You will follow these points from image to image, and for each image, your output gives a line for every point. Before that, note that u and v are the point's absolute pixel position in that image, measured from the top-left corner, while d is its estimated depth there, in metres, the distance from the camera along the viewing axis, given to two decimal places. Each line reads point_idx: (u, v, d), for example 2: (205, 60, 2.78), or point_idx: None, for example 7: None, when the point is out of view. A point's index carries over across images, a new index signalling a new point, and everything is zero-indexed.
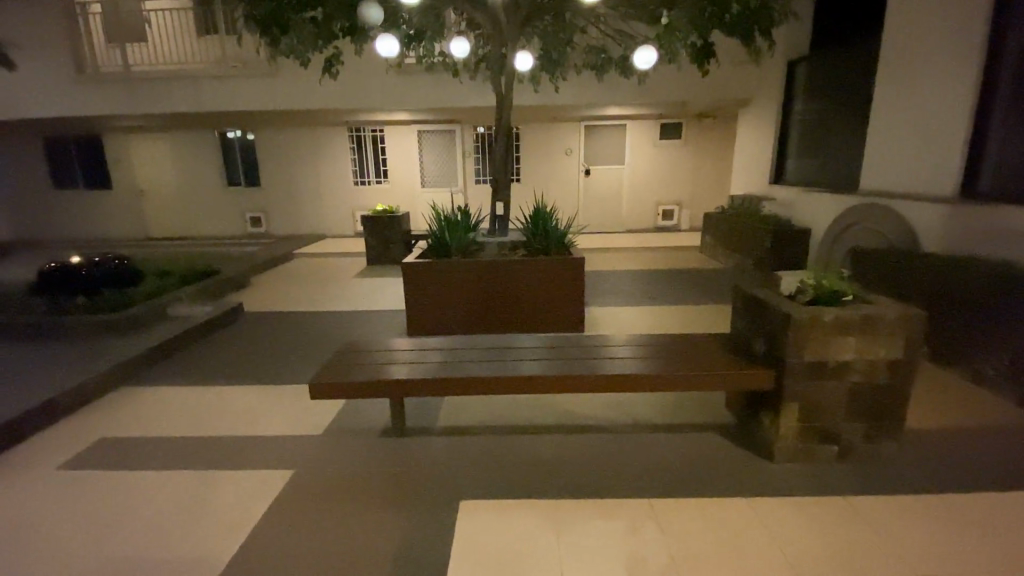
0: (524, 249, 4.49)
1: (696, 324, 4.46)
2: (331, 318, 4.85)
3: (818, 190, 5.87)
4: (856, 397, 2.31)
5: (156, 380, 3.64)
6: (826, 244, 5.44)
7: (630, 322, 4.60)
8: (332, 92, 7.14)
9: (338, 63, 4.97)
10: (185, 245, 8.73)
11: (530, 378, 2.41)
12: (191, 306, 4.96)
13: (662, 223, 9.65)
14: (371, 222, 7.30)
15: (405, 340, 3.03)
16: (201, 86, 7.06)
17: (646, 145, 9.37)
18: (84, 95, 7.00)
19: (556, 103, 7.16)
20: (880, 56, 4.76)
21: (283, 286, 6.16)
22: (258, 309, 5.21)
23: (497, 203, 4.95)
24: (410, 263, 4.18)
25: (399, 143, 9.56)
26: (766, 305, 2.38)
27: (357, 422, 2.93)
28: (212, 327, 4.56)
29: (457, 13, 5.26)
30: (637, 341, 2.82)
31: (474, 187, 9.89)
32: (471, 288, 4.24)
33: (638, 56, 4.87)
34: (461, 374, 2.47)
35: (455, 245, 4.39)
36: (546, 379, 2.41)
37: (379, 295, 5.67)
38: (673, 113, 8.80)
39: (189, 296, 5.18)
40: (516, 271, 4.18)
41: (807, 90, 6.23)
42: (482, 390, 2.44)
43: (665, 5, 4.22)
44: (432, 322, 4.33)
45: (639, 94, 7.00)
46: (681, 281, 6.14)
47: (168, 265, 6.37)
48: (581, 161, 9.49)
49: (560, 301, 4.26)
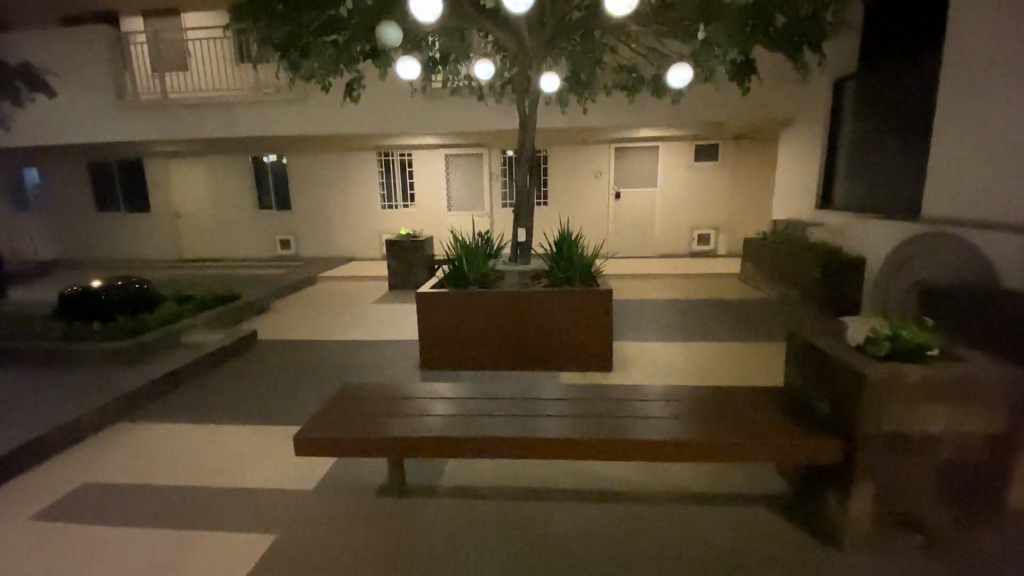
0: (548, 278, 4.19)
1: (739, 367, 4.01)
2: (344, 349, 4.64)
3: (872, 215, 5.35)
4: (947, 476, 1.87)
5: (158, 415, 3.48)
6: (886, 276, 4.91)
7: (663, 362, 4.17)
8: (358, 115, 7.11)
9: (360, 87, 4.85)
10: (212, 267, 8.81)
11: (547, 440, 2.07)
12: (207, 332, 4.87)
13: (697, 248, 9.19)
14: (394, 246, 7.17)
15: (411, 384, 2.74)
16: (234, 112, 7.18)
17: (679, 168, 9.01)
18: (121, 121, 7.15)
19: (586, 125, 6.91)
20: (944, 69, 4.30)
21: (300, 312, 6.02)
22: (273, 337, 5.07)
23: (519, 229, 4.66)
24: (424, 293, 3.93)
25: (427, 167, 9.55)
26: (833, 359, 1.98)
27: (355, 475, 2.64)
28: (225, 354, 4.45)
29: (482, 34, 5.13)
30: (671, 395, 2.44)
31: (501, 210, 9.69)
32: (489, 320, 3.94)
33: (673, 74, 4.56)
34: (471, 432, 2.14)
35: (472, 273, 4.13)
36: (567, 442, 2.06)
37: (398, 323, 5.46)
38: (709, 134, 8.42)
39: (205, 320, 5.10)
40: (539, 303, 3.87)
41: (857, 109, 5.76)
42: (495, 451, 2.11)
43: (703, 18, 3.90)
44: (446, 355, 4.04)
45: (673, 114, 6.68)
46: (719, 313, 5.70)
47: (192, 289, 6.36)
48: (612, 185, 9.18)
49: (587, 337, 3.90)
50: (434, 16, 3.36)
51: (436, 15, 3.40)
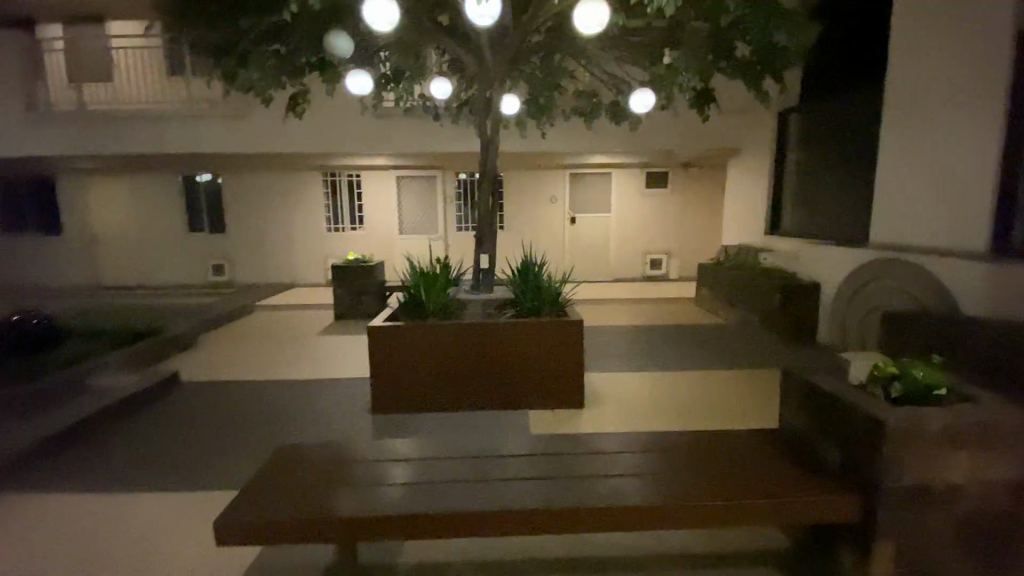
0: (515, 308, 3.91)
1: (710, 400, 3.87)
2: (287, 391, 4.14)
3: (823, 241, 5.49)
4: (969, 529, 1.73)
5: (50, 484, 2.87)
6: (840, 302, 5.00)
7: (632, 396, 3.97)
8: (302, 132, 6.66)
9: (305, 100, 4.46)
10: (133, 296, 7.91)
11: (537, 511, 1.75)
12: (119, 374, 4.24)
13: (650, 272, 9.24)
14: (342, 272, 6.70)
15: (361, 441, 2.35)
16: (162, 126, 6.54)
17: (633, 194, 9.09)
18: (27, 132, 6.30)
19: (543, 149, 6.82)
20: (886, 103, 4.50)
21: (234, 346, 5.40)
22: (202, 377, 4.47)
23: (482, 254, 4.37)
24: (378, 328, 3.53)
25: (376, 189, 9.15)
26: (846, 404, 1.84)
27: (297, 555, 2.21)
28: (141, 401, 3.89)
29: (438, 52, 4.91)
30: (664, 445, 2.20)
31: (455, 234, 9.40)
32: (451, 357, 3.60)
33: (636, 98, 4.53)
34: (446, 505, 1.78)
35: (432, 303, 3.78)
36: (560, 513, 1.75)
37: (346, 358, 4.99)
38: (660, 162, 8.58)
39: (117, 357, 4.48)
40: (505, 336, 3.58)
41: (801, 139, 5.98)
42: (478, 528, 1.76)
43: (669, 44, 3.88)
44: (403, 397, 3.64)
45: (629, 140, 6.70)
46: (681, 340, 5.63)
47: (106, 323, 5.59)
48: (567, 210, 9.13)
49: (557, 373, 3.64)
50: (389, 25, 3.07)
51: (393, 24, 3.12)
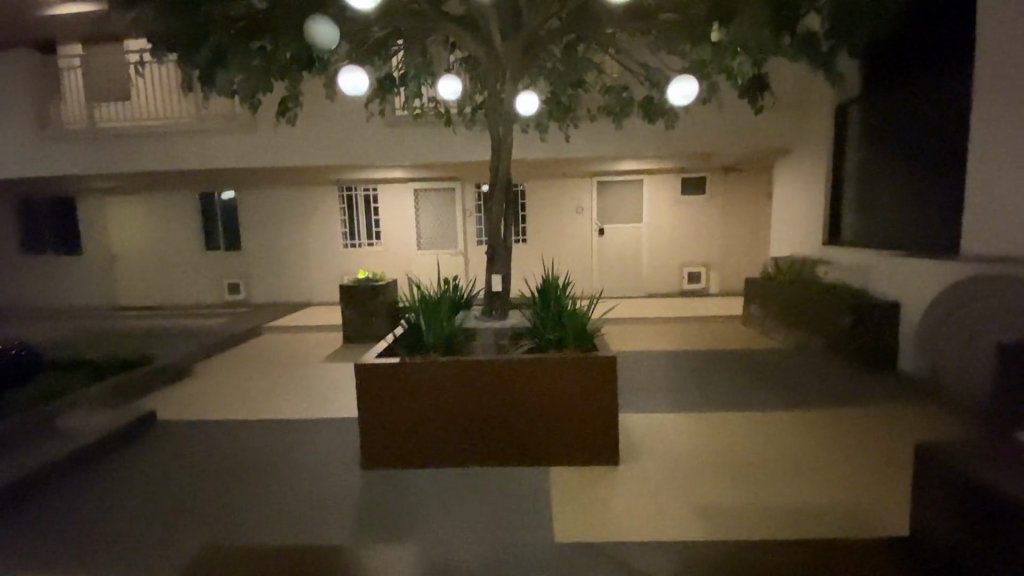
0: (532, 338, 3.30)
1: (777, 460, 3.11)
2: (276, 436, 3.63)
3: (897, 252, 4.67)
4: None
5: None
6: (929, 325, 4.15)
7: (681, 448, 3.26)
8: (307, 144, 6.20)
9: (297, 105, 3.99)
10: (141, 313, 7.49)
11: None
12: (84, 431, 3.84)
13: (688, 287, 8.41)
14: (350, 291, 6.26)
15: (349, 558, 2.36)
16: (170, 143, 6.03)
17: (665, 203, 8.36)
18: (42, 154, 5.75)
19: (567, 154, 6.22)
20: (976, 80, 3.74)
21: (227, 377, 4.97)
22: (186, 419, 4.01)
23: (494, 276, 3.77)
24: (370, 365, 2.98)
25: (394, 203, 8.38)
26: None
27: None
28: (96, 454, 3.49)
29: (446, 47, 4.38)
30: (675, 548, 2.36)
31: (475, 249, 8.53)
32: (456, 401, 2.99)
33: (676, 88, 3.79)
34: None
35: (435, 334, 3.19)
36: None
37: (346, 391, 4.45)
38: (696, 165, 7.81)
39: (84, 405, 4.16)
40: (522, 375, 2.95)
41: (863, 134, 5.18)
42: None
43: (715, 17, 3.18)
44: (400, 450, 3.05)
45: (662, 142, 6.04)
46: (727, 370, 4.88)
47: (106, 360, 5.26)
48: (595, 222, 8.45)
49: (586, 420, 2.98)
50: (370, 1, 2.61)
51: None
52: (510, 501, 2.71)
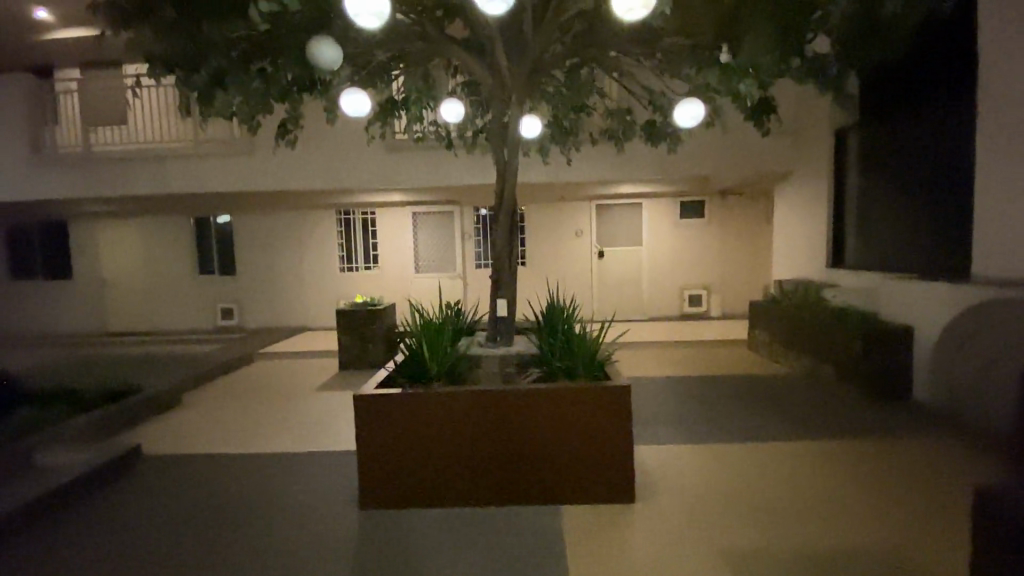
0: (539, 366, 3.17)
1: (801, 500, 2.93)
2: (270, 471, 3.44)
3: (905, 275, 4.61)
4: None
5: None
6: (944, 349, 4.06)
7: (697, 483, 3.10)
8: (306, 167, 6.13)
9: (297, 127, 3.92)
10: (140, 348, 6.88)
11: None
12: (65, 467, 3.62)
13: (688, 310, 8.22)
14: (347, 316, 6.13)
15: None
16: (168, 168, 6.00)
17: (664, 226, 8.36)
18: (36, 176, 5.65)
19: (569, 178, 6.19)
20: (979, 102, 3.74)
21: (219, 407, 4.77)
22: (174, 454, 3.80)
23: (498, 300, 3.65)
24: (371, 396, 2.82)
25: (392, 226, 8.43)
26: None
27: None
28: (74, 494, 3.25)
29: (449, 70, 4.36)
30: None
31: (474, 273, 8.41)
32: (462, 435, 2.83)
33: (681, 111, 3.90)
34: None
35: (438, 362, 3.05)
36: None
37: (343, 422, 4.27)
38: (695, 189, 7.83)
39: (67, 439, 3.95)
40: (532, 407, 2.81)
41: (864, 158, 5.19)
42: None
43: (722, 40, 3.18)
44: (402, 488, 2.87)
45: (663, 166, 6.02)
46: (737, 397, 4.74)
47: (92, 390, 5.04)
48: (594, 244, 8.41)
49: (599, 454, 2.82)
50: (378, 20, 2.63)
51: (381, 19, 2.67)
52: (521, 544, 2.53)
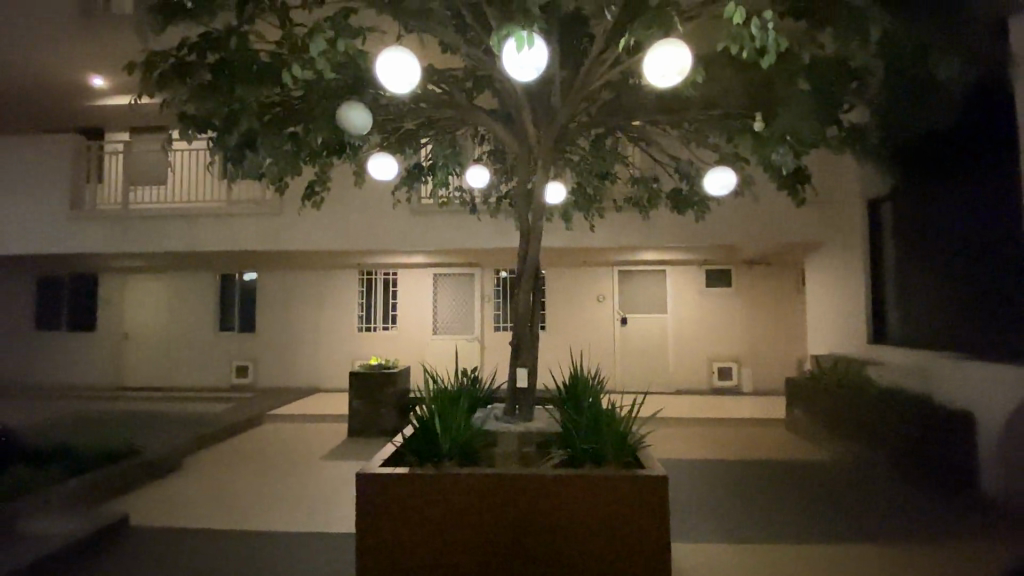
0: (562, 448, 2.88)
1: None
2: (261, 554, 3.12)
3: None
4: None
5: None
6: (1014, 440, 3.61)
7: None
8: (328, 230, 6.15)
9: (322, 190, 3.92)
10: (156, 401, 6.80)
11: None
12: (40, 546, 3.31)
13: (719, 383, 7.52)
14: None
15: None
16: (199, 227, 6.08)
17: (692, 294, 7.81)
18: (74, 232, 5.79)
19: (592, 244, 6.11)
20: None
21: (219, 475, 4.50)
22: (165, 527, 3.53)
23: (518, 371, 3.43)
24: (378, 473, 2.56)
25: (412, 289, 8.01)
26: None
27: None
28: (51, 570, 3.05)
29: (477, 137, 4.43)
30: None
31: (493, 334, 7.66)
32: (474, 523, 2.52)
33: (712, 179, 3.81)
34: None
35: (452, 440, 2.79)
36: None
37: (345, 498, 3.95)
38: (721, 258, 7.60)
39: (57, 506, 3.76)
40: (554, 493, 2.50)
41: None
42: None
43: (755, 110, 3.17)
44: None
45: (688, 234, 5.89)
46: (779, 488, 4.25)
47: None
48: (616, 309, 8.05)
49: (629, 554, 2.47)
50: (411, 87, 2.66)
51: (414, 86, 2.70)
52: None
